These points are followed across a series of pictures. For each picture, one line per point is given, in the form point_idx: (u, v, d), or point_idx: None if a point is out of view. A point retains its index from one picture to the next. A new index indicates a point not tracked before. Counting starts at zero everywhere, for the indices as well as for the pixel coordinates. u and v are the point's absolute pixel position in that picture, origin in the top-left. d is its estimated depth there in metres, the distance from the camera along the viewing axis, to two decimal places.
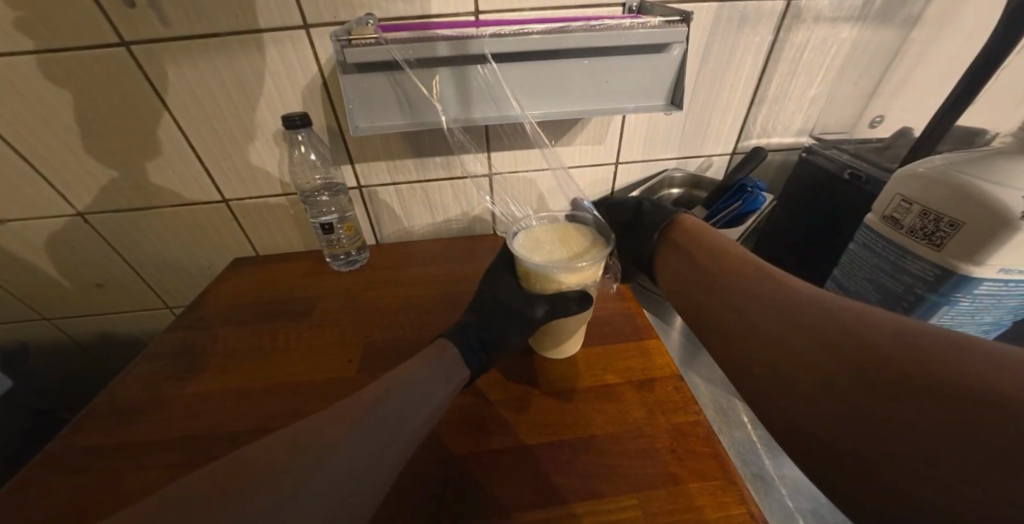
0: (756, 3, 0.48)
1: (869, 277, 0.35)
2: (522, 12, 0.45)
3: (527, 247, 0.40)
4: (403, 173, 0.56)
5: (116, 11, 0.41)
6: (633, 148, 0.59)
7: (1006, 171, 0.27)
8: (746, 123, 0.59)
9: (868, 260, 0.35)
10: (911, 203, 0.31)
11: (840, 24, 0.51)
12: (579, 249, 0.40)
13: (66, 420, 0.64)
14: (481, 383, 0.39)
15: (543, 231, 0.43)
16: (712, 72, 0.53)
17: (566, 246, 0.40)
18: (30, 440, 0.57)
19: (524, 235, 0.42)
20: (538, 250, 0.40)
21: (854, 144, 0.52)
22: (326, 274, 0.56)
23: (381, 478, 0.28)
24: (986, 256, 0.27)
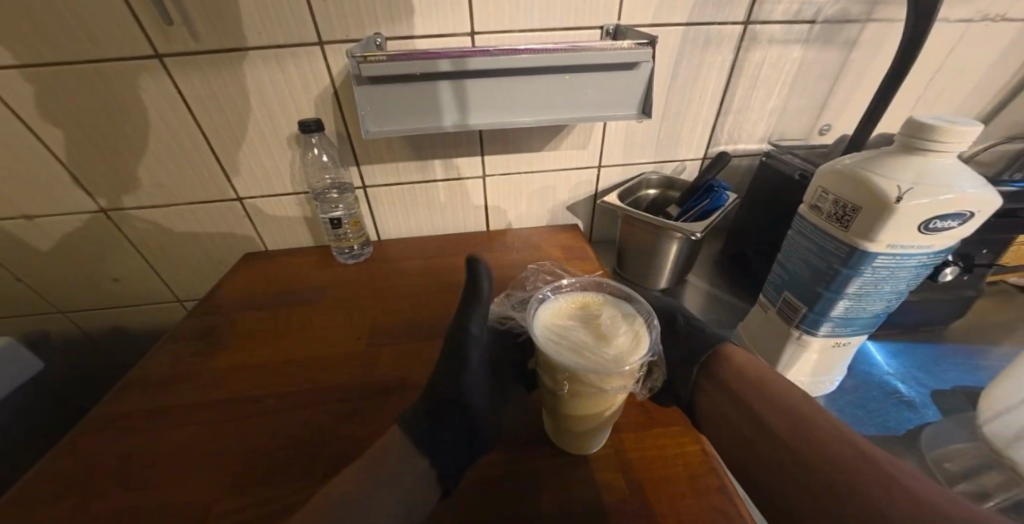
0: (716, 27, 0.55)
1: (796, 262, 0.38)
2: (512, 33, 0.51)
3: (550, 330, 0.29)
4: (405, 174, 0.61)
5: (153, 27, 0.46)
6: (613, 153, 0.65)
7: (886, 164, 0.30)
8: (714, 131, 0.65)
9: (796, 247, 0.37)
10: (827, 192, 0.33)
11: (791, 46, 0.58)
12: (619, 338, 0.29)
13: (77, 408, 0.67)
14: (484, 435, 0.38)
15: (571, 304, 0.32)
16: (681, 86, 0.60)
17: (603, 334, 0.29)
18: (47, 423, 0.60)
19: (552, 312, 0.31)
20: (566, 335, 0.29)
21: (804, 150, 0.60)
22: (333, 266, 0.61)
23: (393, 426, 0.32)
24: (876, 233, 0.30)
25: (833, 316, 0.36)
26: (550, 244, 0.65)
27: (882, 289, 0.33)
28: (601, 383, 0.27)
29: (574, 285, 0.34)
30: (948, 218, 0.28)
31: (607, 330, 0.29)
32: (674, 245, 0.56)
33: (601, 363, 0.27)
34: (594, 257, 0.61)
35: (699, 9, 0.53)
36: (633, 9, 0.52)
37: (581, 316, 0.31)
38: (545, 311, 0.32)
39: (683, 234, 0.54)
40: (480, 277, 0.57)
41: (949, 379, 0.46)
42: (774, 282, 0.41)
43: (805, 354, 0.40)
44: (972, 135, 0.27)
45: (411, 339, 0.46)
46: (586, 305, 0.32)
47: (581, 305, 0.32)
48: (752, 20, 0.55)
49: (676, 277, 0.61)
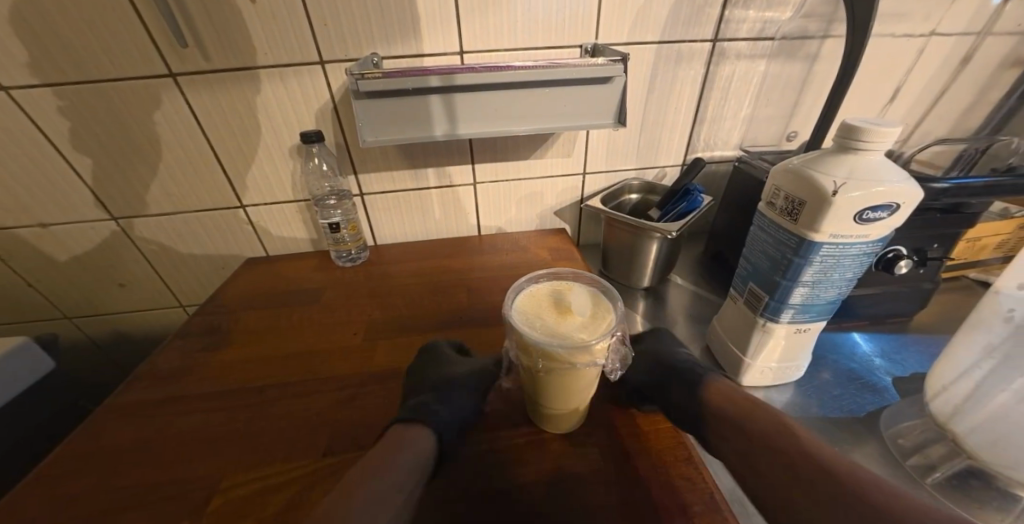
0: (687, 45, 0.60)
1: (758, 254, 0.39)
2: (498, 52, 0.56)
3: (525, 314, 0.33)
4: (400, 182, 0.65)
5: (169, 50, 0.50)
6: (597, 161, 0.69)
7: (826, 164, 0.32)
8: (690, 139, 0.70)
9: (758, 239, 0.39)
10: (778, 189, 0.36)
11: (756, 60, 0.63)
12: (585, 320, 0.32)
13: (81, 410, 0.68)
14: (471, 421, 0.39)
15: (544, 291, 0.35)
16: (658, 98, 0.64)
17: (572, 317, 0.33)
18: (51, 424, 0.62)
19: (526, 299, 0.35)
20: (540, 318, 0.32)
21: (774, 156, 0.64)
22: (333, 269, 0.65)
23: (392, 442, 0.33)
24: (820, 225, 0.32)
25: (792, 305, 0.37)
26: (539, 246, 0.69)
27: (833, 276, 0.34)
28: (572, 358, 0.30)
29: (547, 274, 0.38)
30: (879, 209, 0.30)
31: (576, 311, 0.33)
32: (654, 245, 0.59)
33: (569, 340, 0.30)
34: (579, 258, 0.65)
35: (670, 28, 0.58)
36: (609, 29, 0.57)
37: (553, 301, 0.35)
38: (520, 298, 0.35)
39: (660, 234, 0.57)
40: (472, 277, 0.60)
41: (909, 365, 0.49)
42: (740, 274, 0.42)
43: (770, 341, 0.40)
44: (893, 135, 0.30)
45: (405, 333, 0.49)
46: (557, 291, 0.35)
47: (552, 292, 0.35)
48: (719, 38, 0.60)
49: (658, 276, 0.65)
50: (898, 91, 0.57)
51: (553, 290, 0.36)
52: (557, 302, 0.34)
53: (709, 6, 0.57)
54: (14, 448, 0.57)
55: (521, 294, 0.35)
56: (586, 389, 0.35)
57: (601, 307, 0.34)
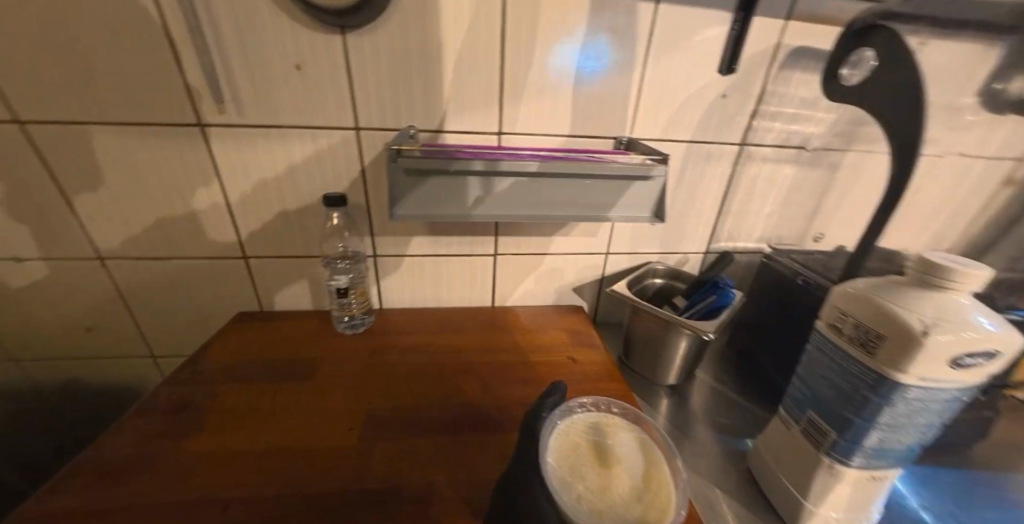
0: (717, 145, 0.61)
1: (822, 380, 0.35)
2: (537, 136, 0.55)
3: (566, 467, 0.30)
4: (417, 248, 0.62)
5: (202, 102, 0.49)
6: (621, 241, 0.68)
7: (909, 296, 0.29)
8: (715, 229, 0.69)
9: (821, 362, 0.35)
10: (847, 313, 0.33)
11: (782, 164, 0.64)
12: (632, 482, 0.30)
13: None
14: None
15: (580, 432, 0.33)
16: (686, 188, 0.64)
17: (613, 475, 0.30)
18: None
19: (562, 440, 0.32)
20: (581, 475, 0.29)
21: (803, 255, 0.63)
22: (331, 335, 0.59)
23: None
24: (908, 365, 0.28)
25: (867, 447, 0.32)
26: (556, 326, 0.64)
27: (918, 422, 0.30)
28: None
29: (588, 402, 0.37)
30: (977, 354, 0.27)
31: (621, 468, 0.30)
32: (683, 340, 0.55)
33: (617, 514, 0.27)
34: (600, 344, 0.60)
35: (701, 129, 0.59)
36: (645, 124, 0.57)
37: (594, 438, 0.33)
38: (558, 428, 0.33)
39: (695, 332, 0.53)
40: (484, 359, 0.55)
41: (985, 516, 0.43)
42: (796, 396, 0.38)
43: (838, 485, 0.34)
44: (984, 278, 0.28)
45: (410, 429, 0.43)
46: (598, 431, 0.34)
47: (591, 432, 0.33)
48: (747, 142, 0.61)
49: (685, 372, 0.60)
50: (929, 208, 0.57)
51: (593, 427, 0.34)
52: (598, 437, 0.33)
53: (740, 114, 0.59)
54: None
55: (557, 431, 0.33)
56: None
57: (649, 456, 0.32)
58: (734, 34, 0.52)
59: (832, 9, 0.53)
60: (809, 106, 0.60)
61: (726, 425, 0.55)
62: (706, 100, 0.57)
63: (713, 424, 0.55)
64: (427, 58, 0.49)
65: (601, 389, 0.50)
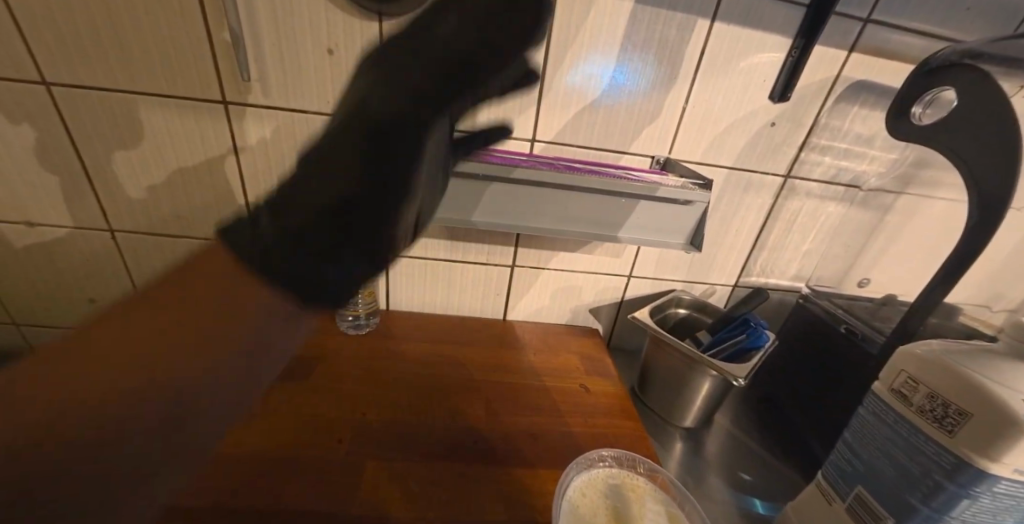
0: (759, 174, 0.57)
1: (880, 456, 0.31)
2: (570, 147, 0.52)
3: None
4: (432, 251, 0.59)
5: (229, 80, 0.48)
6: (646, 265, 0.64)
7: (1002, 371, 0.25)
8: (747, 262, 0.65)
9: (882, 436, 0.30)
10: (918, 381, 0.28)
11: (827, 202, 0.59)
12: None
13: None
14: None
15: (599, 493, 0.37)
16: (721, 217, 0.60)
17: None
18: None
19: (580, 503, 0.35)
20: None
21: (844, 300, 0.58)
22: (332, 333, 0.56)
23: None
24: (1001, 454, 0.23)
25: None
26: (568, 349, 0.60)
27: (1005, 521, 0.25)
28: None
29: (610, 459, 0.41)
30: None
31: None
32: (707, 381, 0.51)
33: None
34: (616, 374, 0.55)
35: (744, 156, 0.55)
36: (686, 146, 0.54)
37: (614, 501, 0.37)
38: (577, 485, 0.37)
39: (723, 375, 0.48)
40: (490, 378, 0.51)
41: None
42: (841, 467, 0.33)
43: None
44: None
45: (404, 450, 0.39)
46: (620, 492, 0.38)
47: (612, 492, 0.37)
48: (792, 175, 0.57)
49: (705, 416, 0.55)
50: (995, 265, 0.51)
51: (612, 487, 0.38)
52: (618, 499, 0.37)
53: (788, 144, 0.55)
54: None
55: (576, 493, 0.36)
56: None
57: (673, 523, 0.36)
58: (792, 61, 0.49)
59: (901, 44, 0.49)
60: (865, 143, 0.56)
61: (746, 482, 0.50)
62: (754, 126, 0.53)
63: (732, 478, 0.50)
64: None
65: (615, 427, 0.46)
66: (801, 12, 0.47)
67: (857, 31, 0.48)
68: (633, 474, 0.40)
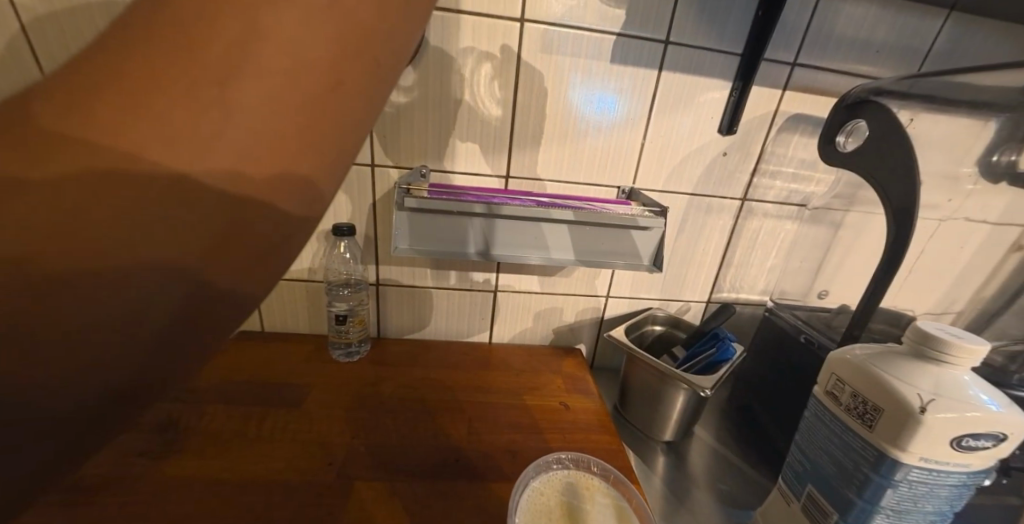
0: (718, 199, 0.62)
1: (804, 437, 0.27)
2: (543, 181, 0.57)
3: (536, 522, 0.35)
4: (420, 279, 0.63)
5: None
6: (621, 285, 0.68)
7: (906, 369, 0.29)
8: (717, 279, 0.69)
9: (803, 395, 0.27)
10: (844, 382, 0.32)
11: (783, 220, 0.65)
12: None
13: None
14: None
15: (552, 490, 0.38)
16: (688, 238, 0.65)
17: None
18: None
19: (532, 498, 0.37)
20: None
21: (805, 311, 0.62)
22: (326, 362, 0.59)
23: None
24: (909, 444, 0.27)
25: None
26: (550, 369, 0.63)
27: (925, 508, 0.28)
28: None
29: (568, 460, 0.43)
30: (981, 437, 0.26)
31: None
32: (680, 394, 0.54)
33: None
34: (597, 391, 0.58)
35: (703, 183, 0.61)
36: (648, 176, 0.59)
37: (568, 499, 0.38)
38: (535, 485, 0.39)
39: (692, 387, 0.51)
40: (476, 399, 0.54)
41: None
42: (794, 469, 0.36)
43: None
44: (982, 353, 0.27)
45: (392, 470, 0.42)
46: (573, 487, 0.39)
47: (565, 487, 0.39)
48: (748, 198, 0.62)
49: (682, 429, 0.58)
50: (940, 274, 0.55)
51: (567, 484, 0.40)
52: (574, 497, 0.38)
53: (740, 171, 0.60)
54: None
55: (529, 491, 0.38)
56: None
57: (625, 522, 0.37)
58: (734, 100, 0.55)
59: (829, 83, 0.55)
60: (810, 167, 0.62)
61: (724, 493, 0.52)
62: (708, 157, 0.59)
63: (710, 488, 0.53)
64: (443, 105, 0.52)
65: (593, 441, 0.49)
66: (738, 60, 0.53)
67: (787, 73, 0.54)
68: (587, 474, 0.41)
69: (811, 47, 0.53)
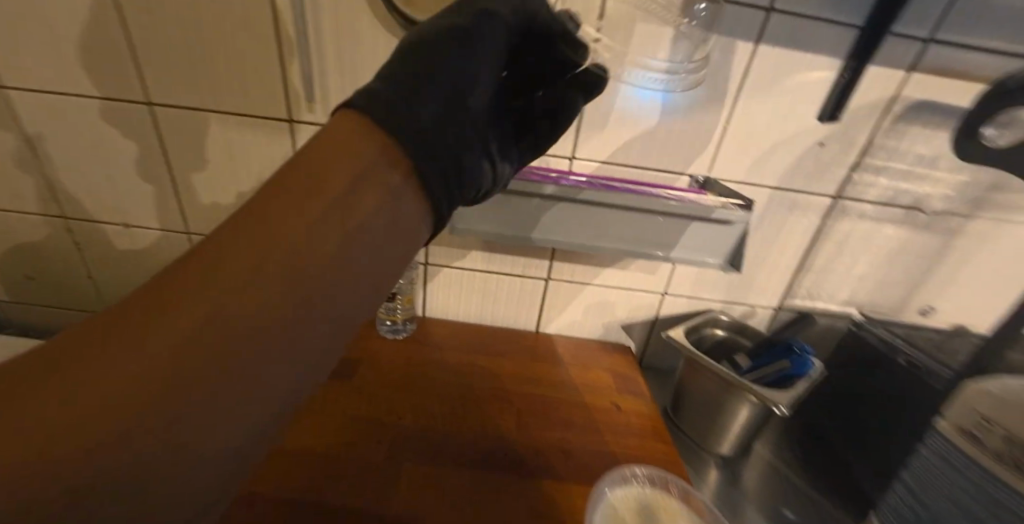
0: (806, 194, 0.55)
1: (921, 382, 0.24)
2: (608, 164, 0.53)
3: None
4: (468, 261, 0.61)
5: (296, 100, 0.52)
6: (682, 284, 0.62)
7: None
8: (792, 285, 0.62)
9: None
10: None
11: (884, 225, 0.56)
12: None
13: None
14: None
15: (629, 506, 0.36)
16: (765, 236, 0.58)
17: None
18: None
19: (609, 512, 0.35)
20: None
21: (902, 330, 0.54)
22: (372, 336, 0.59)
23: None
24: None
25: None
26: (598, 364, 0.60)
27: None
28: None
29: (646, 475, 0.39)
30: None
31: None
32: (746, 407, 0.49)
33: None
34: (648, 394, 0.55)
35: (792, 175, 0.54)
36: (727, 164, 0.53)
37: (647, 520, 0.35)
38: (610, 496, 0.36)
39: (763, 401, 0.46)
40: (522, 390, 0.52)
41: None
42: None
43: None
44: None
45: (436, 455, 0.41)
46: (652, 507, 0.37)
47: (643, 505, 0.37)
48: (843, 196, 0.55)
49: (743, 444, 0.52)
50: None
51: (644, 501, 0.37)
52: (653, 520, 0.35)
53: (839, 163, 0.53)
54: None
55: (604, 502, 0.35)
56: None
57: None
58: (844, 82, 0.47)
59: (970, 62, 0.46)
60: (927, 164, 0.53)
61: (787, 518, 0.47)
62: (802, 144, 0.51)
63: (771, 511, 0.48)
64: None
65: (645, 448, 0.45)
66: (856, 32, 0.45)
67: (917, 51, 0.46)
68: (666, 493, 0.38)
69: (955, 18, 0.44)
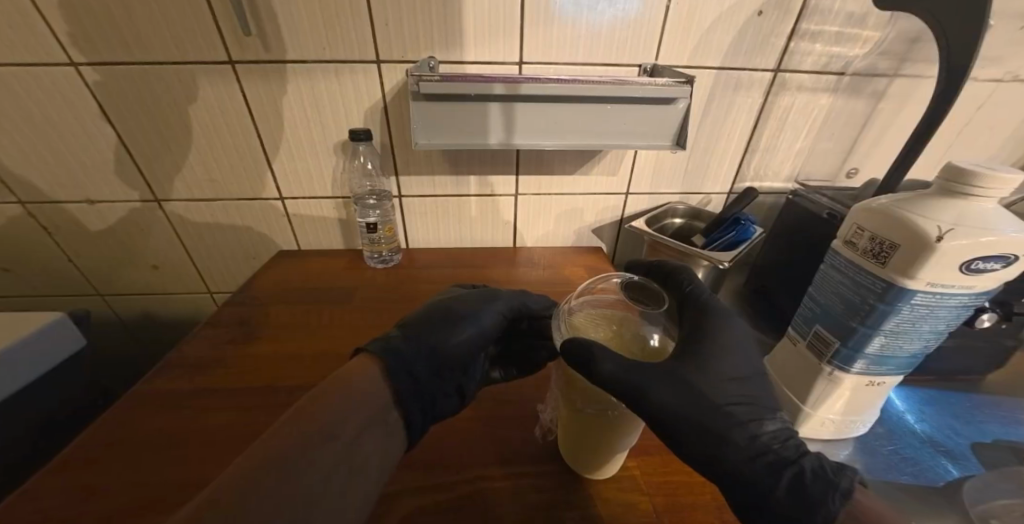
0: (747, 72, 0.58)
1: (672, 422, 0.29)
2: (558, 66, 0.55)
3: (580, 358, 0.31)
4: (439, 188, 0.64)
5: (232, 36, 0.50)
6: (642, 181, 0.67)
7: (930, 206, 0.29)
8: (740, 167, 0.67)
9: (714, 345, 0.32)
10: (861, 228, 0.33)
11: (819, 94, 0.60)
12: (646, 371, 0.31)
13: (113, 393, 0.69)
14: (504, 441, 0.38)
15: (587, 325, 0.33)
16: (712, 122, 0.62)
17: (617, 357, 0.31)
18: (87, 397, 0.63)
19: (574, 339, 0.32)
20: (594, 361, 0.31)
21: (832, 191, 0.61)
22: (363, 269, 0.64)
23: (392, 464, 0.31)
24: (919, 271, 0.29)
25: (868, 353, 0.34)
26: (574, 263, 0.67)
27: (922, 328, 0.32)
28: (582, 442, 0.33)
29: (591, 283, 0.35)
30: (992, 259, 0.28)
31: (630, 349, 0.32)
32: (699, 273, 0.57)
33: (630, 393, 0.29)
34: None
35: (733, 54, 0.56)
36: (671, 50, 0.55)
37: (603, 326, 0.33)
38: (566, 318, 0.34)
39: (712, 262, 0.54)
40: None
41: (992, 431, 0.44)
42: (804, 315, 0.39)
43: (836, 390, 0.37)
44: (1014, 183, 0.27)
45: None
46: (608, 315, 0.33)
47: (603, 324, 0.33)
48: (782, 68, 0.58)
49: None
50: (960, 136, 0.55)
51: (595, 309, 0.34)
52: (609, 324, 0.33)
53: (775, 36, 0.55)
54: (58, 412, 0.58)
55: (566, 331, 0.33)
56: (611, 442, 0.32)
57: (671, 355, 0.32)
58: None
59: None
60: (857, 23, 0.55)
61: None
62: (739, 20, 0.54)
63: None
64: None
65: None
66: None
67: None
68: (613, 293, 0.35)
69: None
